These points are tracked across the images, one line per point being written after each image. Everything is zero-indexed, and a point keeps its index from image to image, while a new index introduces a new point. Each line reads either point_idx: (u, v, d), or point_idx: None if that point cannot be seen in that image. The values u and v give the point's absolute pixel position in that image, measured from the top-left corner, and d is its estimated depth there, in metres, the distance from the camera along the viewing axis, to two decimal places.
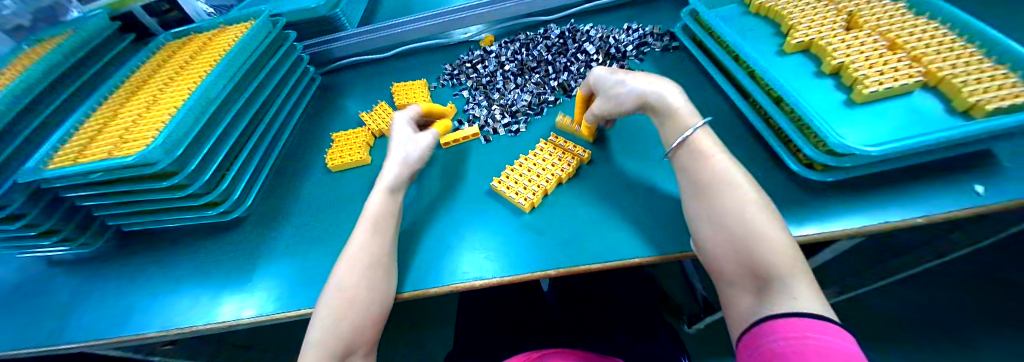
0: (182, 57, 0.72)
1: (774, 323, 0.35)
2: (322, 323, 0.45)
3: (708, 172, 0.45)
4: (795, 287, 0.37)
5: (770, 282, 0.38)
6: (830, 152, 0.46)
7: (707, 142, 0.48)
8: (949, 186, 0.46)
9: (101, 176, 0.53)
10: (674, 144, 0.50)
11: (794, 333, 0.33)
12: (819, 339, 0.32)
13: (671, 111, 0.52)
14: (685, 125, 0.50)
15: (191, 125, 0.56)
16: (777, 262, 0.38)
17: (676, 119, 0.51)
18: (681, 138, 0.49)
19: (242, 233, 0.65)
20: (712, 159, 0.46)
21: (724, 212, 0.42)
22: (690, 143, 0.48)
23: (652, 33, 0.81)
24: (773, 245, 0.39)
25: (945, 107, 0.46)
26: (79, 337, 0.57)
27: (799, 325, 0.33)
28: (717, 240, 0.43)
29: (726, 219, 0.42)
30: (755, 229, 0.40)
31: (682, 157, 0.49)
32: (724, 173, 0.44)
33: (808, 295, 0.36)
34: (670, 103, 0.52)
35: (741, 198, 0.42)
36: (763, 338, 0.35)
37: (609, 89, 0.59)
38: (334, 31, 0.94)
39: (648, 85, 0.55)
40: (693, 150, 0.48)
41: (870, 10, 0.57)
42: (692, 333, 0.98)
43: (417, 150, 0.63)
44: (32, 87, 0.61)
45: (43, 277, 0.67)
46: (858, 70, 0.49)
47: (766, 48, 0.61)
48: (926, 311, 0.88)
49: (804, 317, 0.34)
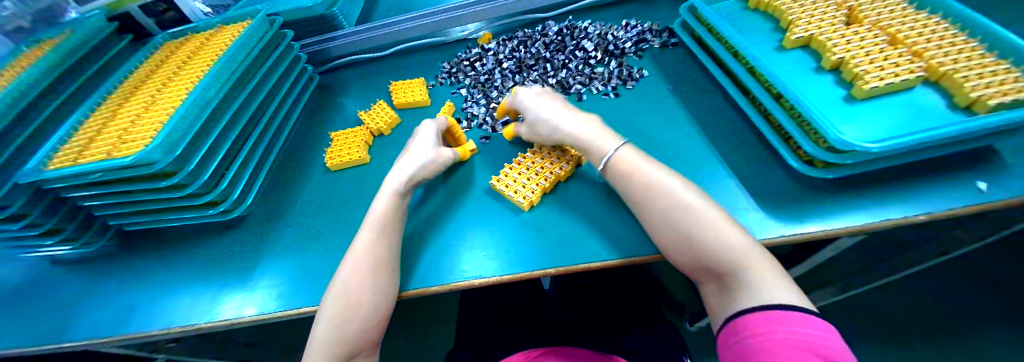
0: (180, 57, 0.72)
1: (742, 320, 0.36)
2: (328, 323, 0.46)
3: (634, 189, 0.48)
4: (750, 275, 0.38)
5: (728, 280, 0.39)
6: (832, 149, 0.46)
7: (630, 154, 0.51)
8: (951, 182, 0.45)
9: (101, 177, 0.54)
10: (601, 166, 0.53)
11: (761, 330, 0.34)
12: (784, 332, 0.32)
13: (591, 143, 0.55)
14: (605, 151, 0.53)
15: (189, 126, 0.56)
16: (723, 260, 0.39)
17: (595, 148, 0.55)
18: (605, 159, 0.52)
19: (242, 232, 0.66)
20: (634, 174, 0.49)
21: (658, 224, 0.45)
22: (616, 160, 0.51)
23: (651, 29, 0.80)
24: (713, 240, 0.40)
25: (946, 103, 0.46)
26: (83, 335, 0.58)
27: (764, 320, 0.34)
28: (666, 249, 0.45)
29: (662, 230, 0.44)
30: (692, 232, 0.42)
31: (613, 177, 0.52)
32: (649, 184, 0.47)
33: (764, 280, 0.37)
34: (586, 141, 0.56)
35: (666, 207, 0.44)
36: (734, 336, 0.36)
37: (534, 119, 0.62)
38: (331, 29, 0.94)
39: (571, 126, 0.58)
40: (620, 165, 0.51)
41: (871, 5, 0.56)
42: (693, 329, 0.99)
43: (436, 162, 0.62)
44: (30, 89, 0.61)
45: (46, 276, 0.67)
46: (859, 65, 0.49)
47: (765, 44, 0.60)
48: (930, 307, 0.88)
49: (766, 311, 0.35)
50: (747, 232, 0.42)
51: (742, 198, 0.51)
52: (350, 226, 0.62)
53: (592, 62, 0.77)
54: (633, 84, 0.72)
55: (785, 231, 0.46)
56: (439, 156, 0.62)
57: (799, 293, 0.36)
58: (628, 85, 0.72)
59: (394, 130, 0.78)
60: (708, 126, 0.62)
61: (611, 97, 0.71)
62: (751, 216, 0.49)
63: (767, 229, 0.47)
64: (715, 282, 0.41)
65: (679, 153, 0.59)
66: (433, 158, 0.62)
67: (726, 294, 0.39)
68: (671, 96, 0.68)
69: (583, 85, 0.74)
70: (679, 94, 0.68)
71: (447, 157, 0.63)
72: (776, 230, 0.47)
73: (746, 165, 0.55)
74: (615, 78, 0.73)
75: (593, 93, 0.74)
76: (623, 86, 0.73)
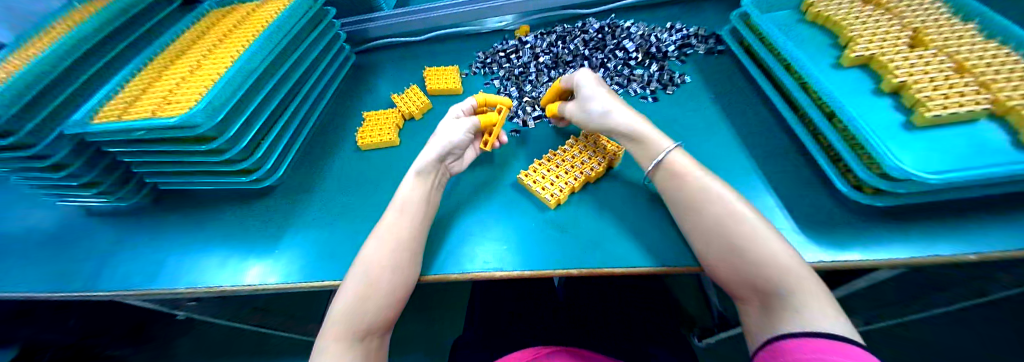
0: (225, 25, 0.73)
1: (784, 344, 0.35)
2: (348, 298, 0.46)
3: (683, 195, 0.47)
4: (796, 299, 0.37)
5: (773, 301, 0.38)
6: (884, 175, 0.44)
7: (682, 159, 0.50)
8: (1006, 223, 0.43)
9: (143, 135, 0.55)
10: (649, 167, 0.52)
11: (803, 355, 0.32)
12: (829, 359, 0.31)
13: (640, 138, 0.54)
14: (655, 151, 0.52)
15: (232, 93, 0.57)
16: (770, 280, 0.39)
17: (644, 146, 0.53)
18: (658, 159, 0.51)
19: (270, 202, 0.67)
20: (687, 180, 0.48)
21: (708, 234, 0.44)
22: (667, 163, 0.50)
23: (695, 34, 0.78)
24: (767, 257, 0.40)
25: (1011, 140, 0.43)
26: (111, 286, 0.60)
27: (808, 346, 0.33)
28: (711, 260, 0.44)
29: (712, 239, 0.43)
30: (742, 247, 0.41)
31: (660, 179, 0.51)
32: (700, 192, 0.46)
33: (811, 306, 0.36)
34: (632, 135, 0.54)
35: (721, 216, 0.43)
36: (775, 359, 0.35)
37: (580, 104, 0.60)
38: (370, 10, 0.94)
39: (616, 114, 0.56)
40: (669, 171, 0.50)
41: (938, 29, 0.54)
42: (703, 347, 0.96)
43: (462, 135, 0.60)
44: (81, 44, 0.63)
45: (81, 226, 0.70)
46: (921, 91, 0.47)
47: (819, 60, 0.58)
48: (953, 349, 0.84)
49: (812, 337, 0.33)
50: (797, 253, 0.41)
51: (779, 217, 0.50)
52: (377, 206, 0.62)
53: (632, 63, 0.76)
54: (673, 90, 0.71)
55: (824, 258, 0.45)
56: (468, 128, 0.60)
57: (848, 324, 0.35)
58: (667, 91, 0.71)
59: (425, 115, 0.78)
60: (747, 140, 0.60)
61: (649, 101, 0.70)
62: (787, 236, 0.48)
63: (804, 251, 0.46)
64: (758, 300, 0.40)
65: (716, 164, 0.58)
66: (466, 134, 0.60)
67: (767, 315, 0.39)
68: (712, 106, 0.67)
69: (621, 86, 0.73)
70: (720, 104, 0.67)
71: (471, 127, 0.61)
72: (814, 254, 0.45)
73: (786, 184, 0.53)
74: (654, 82, 0.72)
75: (630, 95, 0.72)
76: (662, 91, 0.72)
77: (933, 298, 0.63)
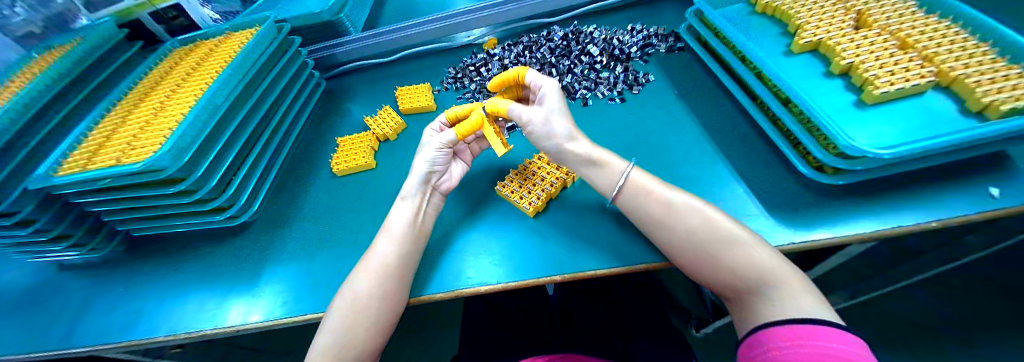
0: (189, 63, 0.72)
1: (764, 333, 0.36)
2: (334, 329, 0.45)
3: (652, 212, 0.47)
4: (775, 292, 0.38)
5: (755, 297, 0.39)
6: (841, 155, 0.46)
7: (643, 178, 0.50)
8: (961, 188, 0.45)
9: (109, 183, 0.54)
10: (613, 192, 0.51)
11: (788, 343, 0.34)
12: (812, 346, 0.33)
13: (598, 162, 0.53)
14: (616, 172, 0.52)
15: (198, 132, 0.57)
16: (750, 279, 0.40)
17: (605, 169, 0.53)
18: (621, 182, 0.50)
19: (247, 238, 0.66)
20: (652, 195, 0.48)
21: (686, 245, 0.44)
22: (631, 183, 0.50)
23: (656, 34, 0.80)
24: (742, 259, 0.40)
25: (957, 108, 0.45)
26: (88, 341, 0.58)
27: (789, 334, 0.35)
28: (689, 266, 0.45)
29: (689, 249, 0.44)
30: (720, 250, 0.42)
31: (626, 200, 0.50)
32: (667, 207, 0.46)
33: (792, 296, 0.37)
34: (591, 155, 0.54)
35: (692, 226, 0.44)
36: (756, 349, 0.36)
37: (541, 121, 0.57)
38: (338, 35, 0.95)
39: (575, 143, 0.55)
40: (635, 189, 0.50)
41: (880, 9, 0.56)
42: (699, 336, 0.97)
43: (435, 151, 0.59)
44: (41, 96, 0.62)
45: (53, 282, 0.67)
46: (869, 70, 0.49)
47: (774, 49, 0.60)
48: (939, 311, 0.86)
49: (786, 325, 0.35)
50: (768, 246, 0.42)
51: (750, 204, 0.51)
52: (356, 232, 0.62)
53: (598, 66, 0.77)
54: (638, 89, 0.72)
55: (795, 239, 0.46)
56: (441, 141, 0.60)
57: (826, 309, 0.37)
58: (634, 91, 0.72)
59: (400, 136, 0.78)
60: (713, 132, 0.61)
61: (616, 102, 0.72)
62: (760, 222, 0.49)
63: (776, 234, 0.47)
64: (737, 298, 0.41)
65: (685, 158, 0.59)
66: (443, 149, 0.60)
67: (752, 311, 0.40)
68: (677, 101, 0.68)
69: (589, 90, 0.75)
70: (685, 99, 0.68)
71: (443, 138, 0.60)
72: (786, 236, 0.46)
73: (753, 171, 0.55)
74: (620, 83, 0.73)
75: (599, 97, 0.74)
76: (628, 91, 0.73)
77: (904, 268, 0.66)
